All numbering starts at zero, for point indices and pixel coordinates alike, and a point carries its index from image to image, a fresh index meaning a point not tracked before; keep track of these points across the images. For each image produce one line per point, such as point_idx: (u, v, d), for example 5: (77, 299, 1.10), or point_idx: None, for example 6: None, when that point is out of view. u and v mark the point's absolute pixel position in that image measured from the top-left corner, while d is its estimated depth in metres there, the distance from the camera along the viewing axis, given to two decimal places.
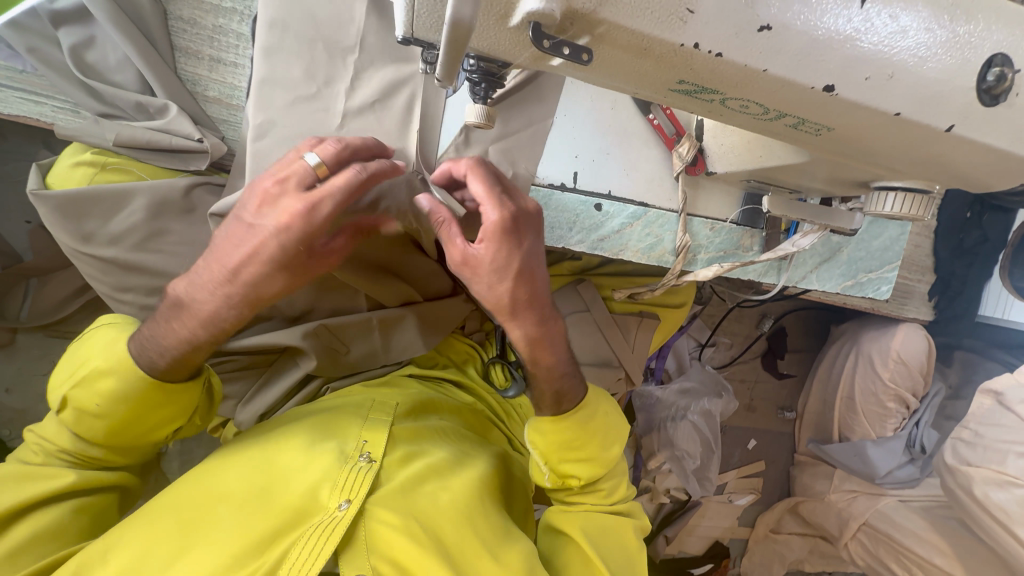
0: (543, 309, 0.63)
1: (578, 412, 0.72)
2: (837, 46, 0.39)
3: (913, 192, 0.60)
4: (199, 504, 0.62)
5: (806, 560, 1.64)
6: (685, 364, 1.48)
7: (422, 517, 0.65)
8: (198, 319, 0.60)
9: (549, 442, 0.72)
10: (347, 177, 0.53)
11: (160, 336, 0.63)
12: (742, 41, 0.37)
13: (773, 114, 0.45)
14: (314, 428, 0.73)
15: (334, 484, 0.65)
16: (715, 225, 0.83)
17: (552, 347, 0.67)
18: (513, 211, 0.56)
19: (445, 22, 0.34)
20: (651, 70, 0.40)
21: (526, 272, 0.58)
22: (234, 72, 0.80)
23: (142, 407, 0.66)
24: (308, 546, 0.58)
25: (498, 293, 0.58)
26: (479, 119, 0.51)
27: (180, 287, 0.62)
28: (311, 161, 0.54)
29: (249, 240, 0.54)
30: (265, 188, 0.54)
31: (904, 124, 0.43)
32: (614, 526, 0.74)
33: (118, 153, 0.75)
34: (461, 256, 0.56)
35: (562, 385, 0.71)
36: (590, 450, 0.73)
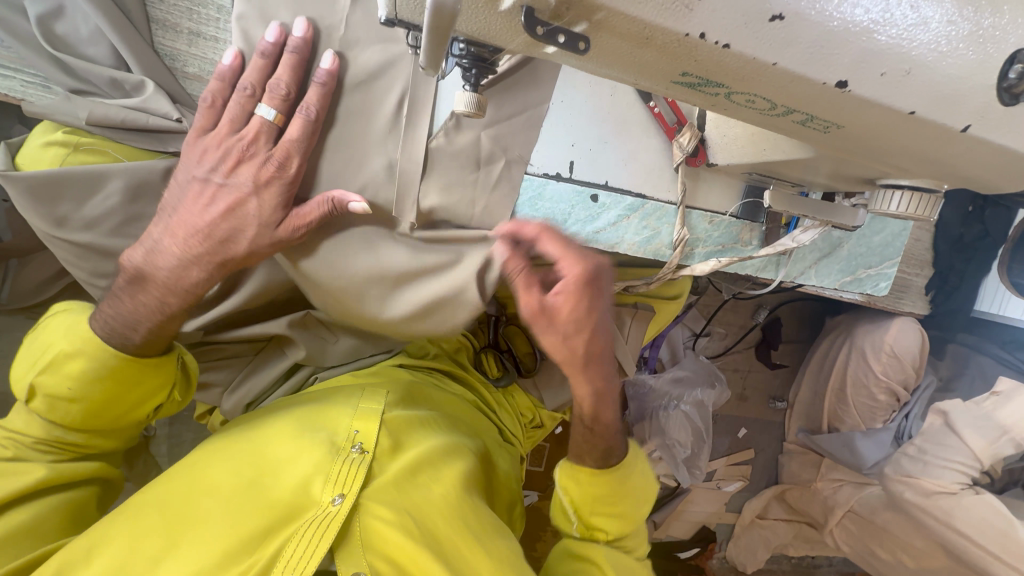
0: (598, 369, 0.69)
1: (615, 470, 0.73)
2: (853, 39, 0.36)
3: (919, 191, 0.58)
4: (186, 501, 0.60)
5: (790, 543, 1.70)
6: (678, 354, 1.47)
7: (415, 511, 0.64)
8: (166, 284, 0.64)
9: (587, 491, 0.72)
10: (300, 126, 0.60)
11: (125, 312, 0.64)
12: (752, 32, 0.34)
13: (781, 109, 0.42)
14: (303, 420, 0.71)
15: (326, 478, 0.64)
16: (714, 218, 0.80)
17: (602, 408, 0.73)
18: (585, 271, 0.58)
19: (426, 7, 0.32)
20: (652, 60, 0.37)
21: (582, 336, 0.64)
22: (214, 47, 0.75)
23: (117, 388, 0.66)
24: (302, 542, 0.57)
25: (555, 343, 0.63)
26: (470, 109, 0.47)
27: (138, 257, 0.65)
28: (268, 114, 0.60)
29: (224, 198, 0.63)
30: (231, 150, 0.61)
31: (920, 123, 0.41)
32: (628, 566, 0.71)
33: (91, 132, 0.71)
34: (537, 308, 0.59)
35: (608, 443, 0.74)
36: (623, 508, 0.72)
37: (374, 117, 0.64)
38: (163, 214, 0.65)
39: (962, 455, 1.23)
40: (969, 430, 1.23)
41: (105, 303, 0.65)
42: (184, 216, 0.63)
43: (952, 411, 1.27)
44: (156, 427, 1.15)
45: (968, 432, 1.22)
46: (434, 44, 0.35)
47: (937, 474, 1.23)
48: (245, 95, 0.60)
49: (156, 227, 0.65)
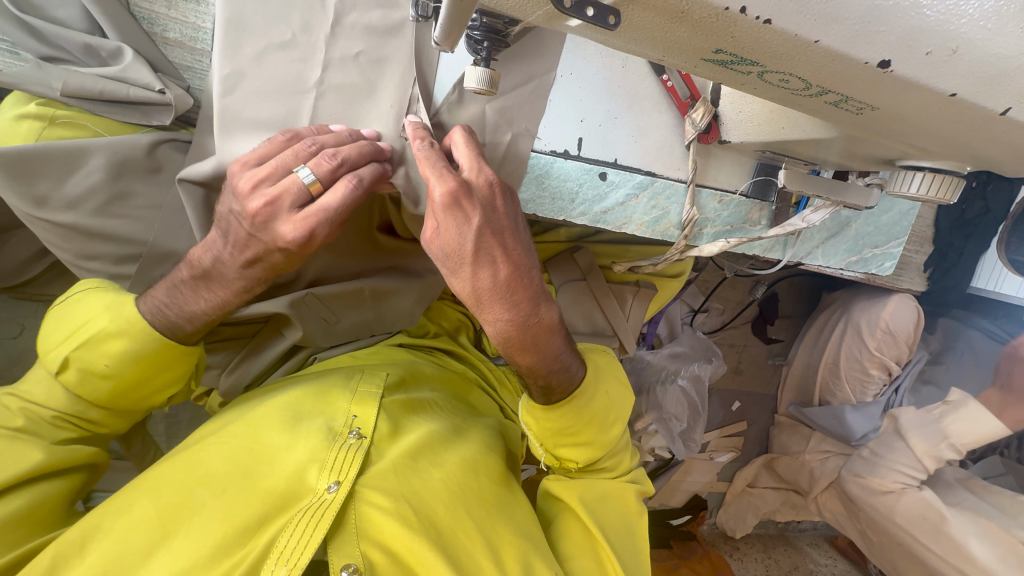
0: (520, 290, 0.59)
1: (573, 400, 0.70)
2: (902, 14, 0.33)
3: (941, 173, 0.56)
4: (180, 490, 0.59)
5: (778, 510, 1.75)
6: (676, 331, 1.50)
7: (414, 499, 0.63)
8: (230, 289, 0.61)
9: (544, 425, 0.72)
10: (341, 196, 0.52)
11: (182, 306, 0.62)
12: (798, 6, 0.31)
13: (816, 90, 0.40)
14: (299, 406, 0.71)
15: (322, 465, 0.63)
16: (723, 198, 0.78)
17: (535, 342, 0.63)
18: (457, 186, 0.53)
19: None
20: (684, 36, 0.34)
21: (488, 248, 0.56)
22: (196, 10, 0.70)
23: (151, 369, 0.64)
24: (295, 534, 0.56)
25: (465, 282, 0.57)
26: (482, 87, 0.43)
27: (204, 256, 0.60)
28: (305, 180, 0.52)
29: (256, 247, 0.56)
30: (262, 199, 0.52)
31: (959, 105, 0.39)
32: (616, 492, 0.76)
33: (67, 104, 0.66)
34: (431, 236, 0.56)
35: (551, 380, 0.68)
36: (588, 436, 0.72)
37: (370, 90, 0.59)
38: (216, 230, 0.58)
39: (907, 458, 1.28)
40: (915, 434, 1.28)
41: (160, 290, 0.62)
42: (230, 234, 0.56)
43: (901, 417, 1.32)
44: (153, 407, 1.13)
45: (913, 437, 1.28)
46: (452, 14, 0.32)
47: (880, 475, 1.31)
48: (307, 151, 0.54)
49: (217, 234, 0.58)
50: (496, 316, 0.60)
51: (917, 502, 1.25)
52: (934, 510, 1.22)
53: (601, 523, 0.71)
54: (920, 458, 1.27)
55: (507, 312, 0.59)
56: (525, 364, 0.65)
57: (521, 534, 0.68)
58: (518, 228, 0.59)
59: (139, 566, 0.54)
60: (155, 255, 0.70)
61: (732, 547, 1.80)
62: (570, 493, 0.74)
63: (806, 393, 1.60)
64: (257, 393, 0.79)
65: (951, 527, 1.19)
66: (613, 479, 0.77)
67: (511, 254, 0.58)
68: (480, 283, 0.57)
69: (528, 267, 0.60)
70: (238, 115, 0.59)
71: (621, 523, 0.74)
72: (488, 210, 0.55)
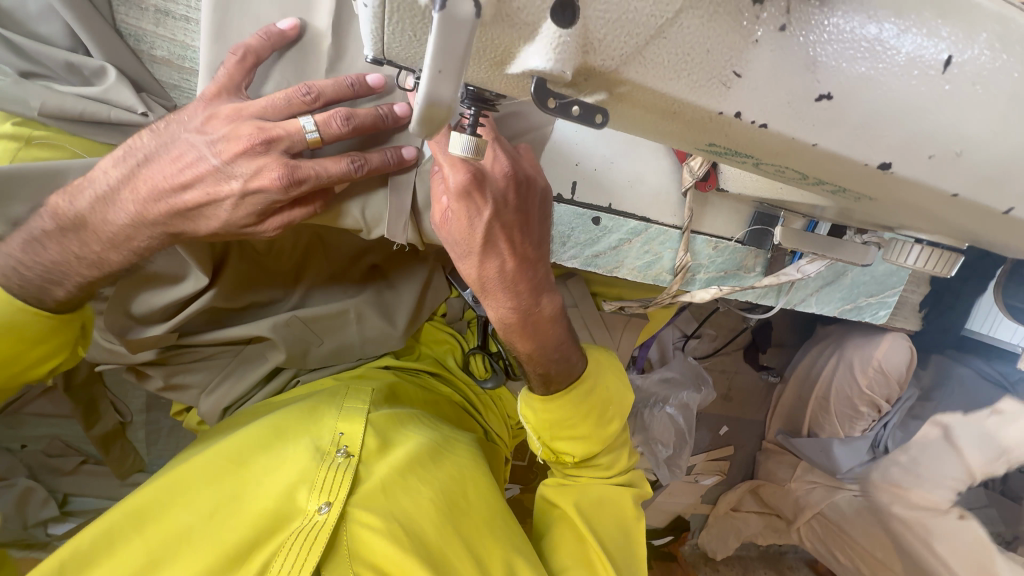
0: (522, 281, 0.62)
1: (574, 389, 0.69)
2: (904, 119, 0.32)
3: (939, 247, 0.55)
4: (169, 517, 0.58)
5: (760, 534, 1.73)
6: (667, 355, 1.48)
7: (404, 519, 0.62)
8: (102, 239, 0.58)
9: (542, 418, 0.71)
10: (342, 171, 0.55)
11: (48, 262, 0.58)
12: (795, 112, 0.30)
13: (813, 179, 0.38)
14: (284, 425, 0.70)
15: (311, 486, 0.62)
16: (718, 244, 0.76)
17: (536, 330, 0.66)
18: (472, 176, 0.53)
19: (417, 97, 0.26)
20: (677, 131, 0.33)
21: (495, 239, 0.58)
22: (184, 28, 0.66)
23: (16, 344, 0.61)
24: (291, 558, 0.56)
25: (469, 266, 0.60)
26: (468, 155, 0.38)
27: (82, 202, 0.57)
28: (308, 130, 0.53)
29: (201, 186, 0.55)
30: (249, 138, 0.53)
31: (959, 203, 0.37)
32: (612, 496, 0.74)
33: (45, 123, 0.64)
34: (441, 219, 0.56)
35: (551, 368, 0.68)
36: (584, 430, 0.71)
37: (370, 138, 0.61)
38: (128, 158, 0.57)
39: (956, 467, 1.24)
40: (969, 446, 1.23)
41: (15, 240, 0.58)
42: (150, 179, 0.56)
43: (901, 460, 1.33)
44: (132, 414, 1.11)
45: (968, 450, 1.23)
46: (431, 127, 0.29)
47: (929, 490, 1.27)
48: (303, 99, 0.54)
49: (116, 169, 0.57)
50: (499, 302, 0.63)
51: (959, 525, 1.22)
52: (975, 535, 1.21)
53: (595, 527, 0.70)
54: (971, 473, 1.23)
55: (508, 300, 0.63)
56: (525, 352, 0.67)
57: (514, 549, 0.67)
58: (533, 220, 0.60)
59: None
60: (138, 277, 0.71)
61: (712, 568, 1.78)
62: (566, 499, 0.73)
63: (795, 423, 1.60)
64: (238, 418, 0.79)
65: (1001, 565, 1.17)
66: (607, 480, 0.76)
67: (519, 245, 0.60)
68: (486, 272, 0.60)
69: (534, 262, 0.63)
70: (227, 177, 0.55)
71: (618, 527, 0.73)
72: (501, 205, 0.57)
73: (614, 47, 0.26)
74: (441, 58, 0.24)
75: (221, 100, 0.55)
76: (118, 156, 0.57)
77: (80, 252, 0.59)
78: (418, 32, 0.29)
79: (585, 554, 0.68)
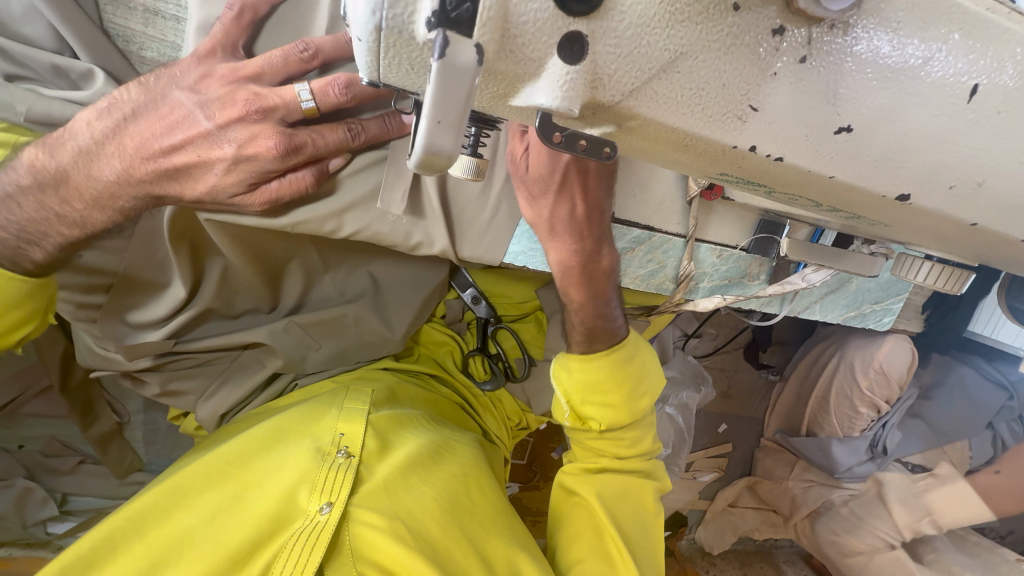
0: (589, 227, 0.61)
1: (612, 352, 0.69)
2: (926, 152, 0.30)
3: (948, 265, 0.54)
4: (172, 521, 0.57)
5: (757, 529, 1.74)
6: (667, 354, 1.44)
7: (406, 517, 0.61)
8: (85, 199, 0.57)
9: (578, 381, 0.70)
10: (339, 142, 0.55)
11: (24, 220, 0.58)
12: (813, 145, 0.28)
13: (826, 207, 0.37)
14: (284, 430, 0.69)
15: (312, 486, 0.61)
16: (722, 252, 0.75)
17: (590, 281, 0.66)
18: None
19: (416, 145, 0.24)
20: (689, 161, 0.31)
21: (570, 182, 0.57)
22: (174, 28, 0.64)
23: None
24: (292, 559, 0.55)
25: (539, 207, 0.59)
26: (469, 176, 0.38)
27: (62, 157, 0.56)
28: (303, 95, 0.52)
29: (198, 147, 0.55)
30: (246, 103, 0.53)
31: (974, 231, 0.36)
32: (632, 486, 0.72)
33: (33, 129, 0.63)
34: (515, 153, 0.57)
35: (595, 326, 0.69)
36: (616, 397, 0.70)
37: None
38: (112, 111, 0.55)
39: (888, 526, 1.39)
40: (900, 507, 1.38)
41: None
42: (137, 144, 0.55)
43: (888, 484, 1.41)
44: (130, 414, 1.11)
45: (896, 507, 1.38)
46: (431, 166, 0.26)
47: (861, 537, 1.43)
48: (300, 57, 0.53)
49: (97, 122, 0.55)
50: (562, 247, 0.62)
51: (890, 561, 1.38)
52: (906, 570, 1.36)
53: (617, 523, 0.68)
54: (900, 528, 1.39)
55: (573, 243, 0.62)
56: (577, 301, 0.68)
57: (518, 547, 0.66)
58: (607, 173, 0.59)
59: None
60: (129, 284, 0.71)
61: (709, 563, 1.79)
62: (587, 489, 0.71)
63: (794, 421, 1.60)
64: (239, 423, 0.78)
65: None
66: (630, 469, 0.74)
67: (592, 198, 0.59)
68: (555, 214, 0.58)
69: (604, 206, 0.60)
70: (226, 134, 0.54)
71: (637, 521, 0.71)
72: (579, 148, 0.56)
73: (625, 82, 0.25)
74: (440, 109, 0.23)
75: (215, 57, 0.54)
76: (101, 108, 0.56)
77: (62, 210, 0.58)
78: (416, 65, 0.28)
79: (600, 542, 0.67)
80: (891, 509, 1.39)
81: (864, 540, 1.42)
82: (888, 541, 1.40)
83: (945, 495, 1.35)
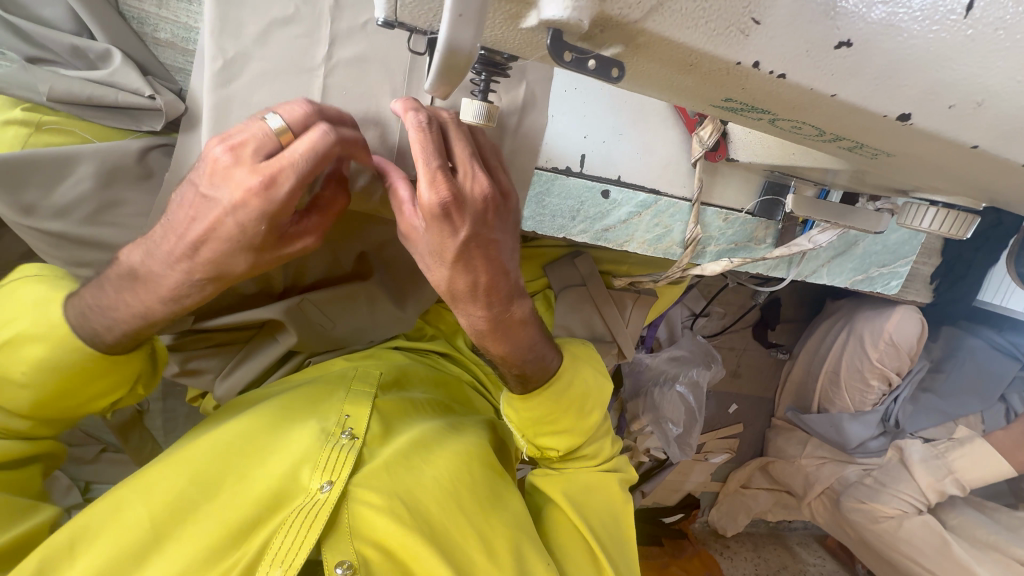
0: (496, 294, 0.59)
1: (549, 387, 0.69)
2: (925, 68, 0.31)
3: (955, 209, 0.54)
4: (174, 489, 0.58)
5: (770, 509, 1.74)
6: (676, 333, 1.47)
7: (407, 497, 0.63)
8: (156, 294, 0.54)
9: (524, 417, 0.70)
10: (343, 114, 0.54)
11: (104, 307, 0.55)
12: (814, 61, 0.30)
13: (829, 136, 0.38)
14: (291, 408, 0.70)
15: (315, 465, 0.63)
16: (728, 216, 0.76)
17: (509, 333, 0.63)
18: (451, 198, 0.48)
19: (440, 44, 0.28)
20: (693, 85, 0.33)
21: (470, 255, 0.53)
22: (187, 9, 0.68)
23: (77, 378, 0.58)
24: (291, 534, 0.56)
25: (438, 277, 0.56)
26: (478, 121, 0.40)
27: None
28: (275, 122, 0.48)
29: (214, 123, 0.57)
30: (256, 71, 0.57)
31: (978, 156, 0.36)
32: (602, 484, 0.75)
33: (54, 109, 0.63)
34: (406, 230, 0.54)
35: (526, 369, 0.67)
36: (565, 425, 0.70)
37: (359, 92, 0.58)
38: None
39: (911, 488, 1.34)
40: (921, 468, 1.33)
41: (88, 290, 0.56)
42: None
43: (909, 449, 1.37)
44: (149, 402, 1.13)
45: (919, 469, 1.33)
46: (443, 81, 0.31)
47: (884, 500, 1.36)
48: (306, 20, 0.56)
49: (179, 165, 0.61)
50: (473, 309, 0.59)
51: (920, 525, 1.32)
52: (935, 534, 1.30)
53: (589, 520, 0.70)
54: (924, 490, 1.33)
55: (480, 309, 0.59)
56: (499, 355, 0.64)
57: (515, 526, 0.67)
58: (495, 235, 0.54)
59: (134, 570, 0.53)
60: None
61: (723, 545, 1.78)
62: (552, 487, 0.72)
63: (804, 398, 1.60)
64: (246, 398, 0.80)
65: (956, 551, 1.26)
66: (593, 468, 0.75)
67: (491, 261, 0.56)
68: (456, 283, 0.55)
69: (508, 273, 0.59)
70: (248, 100, 0.56)
71: (610, 517, 0.73)
72: (478, 225, 0.52)
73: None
74: (463, 5, 0.26)
75: None
76: None
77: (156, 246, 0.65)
78: None
79: (585, 543, 0.67)
80: (912, 473, 1.34)
81: (891, 505, 1.35)
82: (915, 505, 1.34)
83: (965, 457, 1.29)
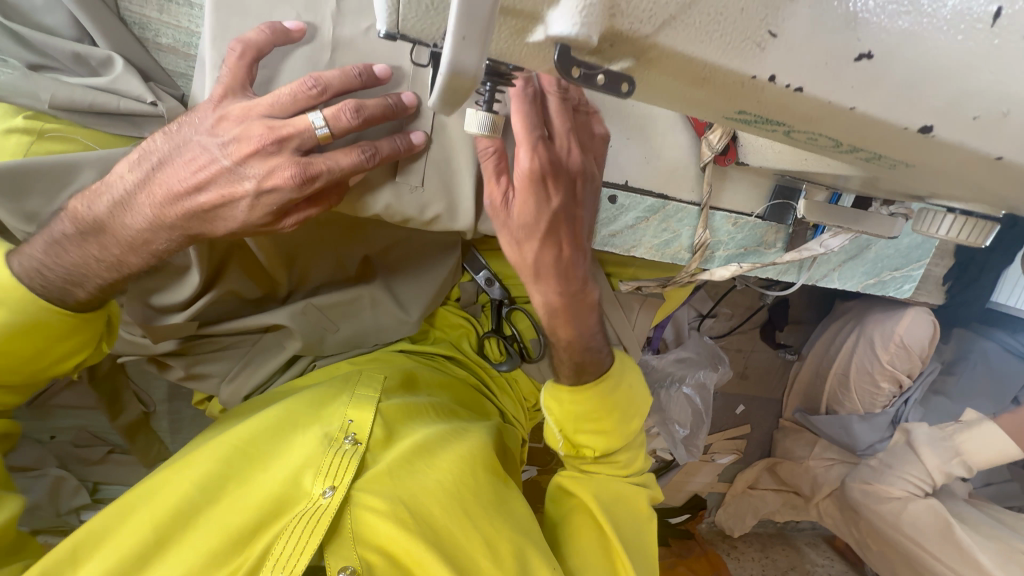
0: (573, 273, 0.64)
1: (601, 382, 0.71)
2: (949, 77, 0.30)
3: (973, 216, 0.53)
4: (176, 493, 0.58)
5: (778, 510, 1.72)
6: (683, 334, 1.47)
7: (411, 502, 0.62)
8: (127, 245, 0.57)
9: (567, 409, 0.72)
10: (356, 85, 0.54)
11: (68, 265, 0.57)
12: (834, 72, 0.29)
13: (846, 146, 0.37)
14: (295, 413, 0.70)
15: (317, 471, 0.62)
16: (738, 220, 0.74)
17: (578, 314, 0.68)
18: (548, 164, 0.54)
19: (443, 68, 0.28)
20: (705, 98, 0.32)
21: (557, 230, 0.59)
22: (188, 14, 0.66)
23: (38, 340, 0.59)
24: (292, 539, 0.55)
25: (525, 252, 0.61)
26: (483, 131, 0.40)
27: (98, 206, 0.56)
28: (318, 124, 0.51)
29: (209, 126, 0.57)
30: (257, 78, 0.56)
31: (1004, 166, 0.34)
32: (626, 496, 0.74)
33: (56, 116, 0.63)
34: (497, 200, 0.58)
35: (585, 358, 0.70)
36: (610, 424, 0.72)
37: None
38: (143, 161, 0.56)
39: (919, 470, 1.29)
40: (927, 448, 1.28)
41: (36, 244, 0.56)
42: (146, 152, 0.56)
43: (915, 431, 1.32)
44: (155, 403, 1.13)
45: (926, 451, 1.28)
46: (447, 101, 0.31)
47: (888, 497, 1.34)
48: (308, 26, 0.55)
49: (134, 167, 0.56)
50: (548, 288, 0.64)
51: (926, 509, 1.27)
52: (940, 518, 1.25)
53: (616, 522, 0.69)
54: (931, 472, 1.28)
55: (557, 286, 0.64)
56: (567, 336, 0.69)
57: (520, 531, 0.66)
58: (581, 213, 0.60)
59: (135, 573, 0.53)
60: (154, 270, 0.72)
61: (730, 546, 1.76)
62: (582, 489, 0.72)
63: (813, 400, 1.58)
64: (253, 402, 0.80)
65: None
66: (626, 480, 0.75)
67: (575, 233, 0.61)
68: (543, 258, 0.61)
69: (585, 251, 0.64)
70: None
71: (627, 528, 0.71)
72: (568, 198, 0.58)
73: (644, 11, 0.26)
74: (465, 26, 0.26)
75: None
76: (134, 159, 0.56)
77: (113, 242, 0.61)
78: None
79: (605, 549, 0.67)
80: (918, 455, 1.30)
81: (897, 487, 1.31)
82: (921, 487, 1.30)
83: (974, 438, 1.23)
